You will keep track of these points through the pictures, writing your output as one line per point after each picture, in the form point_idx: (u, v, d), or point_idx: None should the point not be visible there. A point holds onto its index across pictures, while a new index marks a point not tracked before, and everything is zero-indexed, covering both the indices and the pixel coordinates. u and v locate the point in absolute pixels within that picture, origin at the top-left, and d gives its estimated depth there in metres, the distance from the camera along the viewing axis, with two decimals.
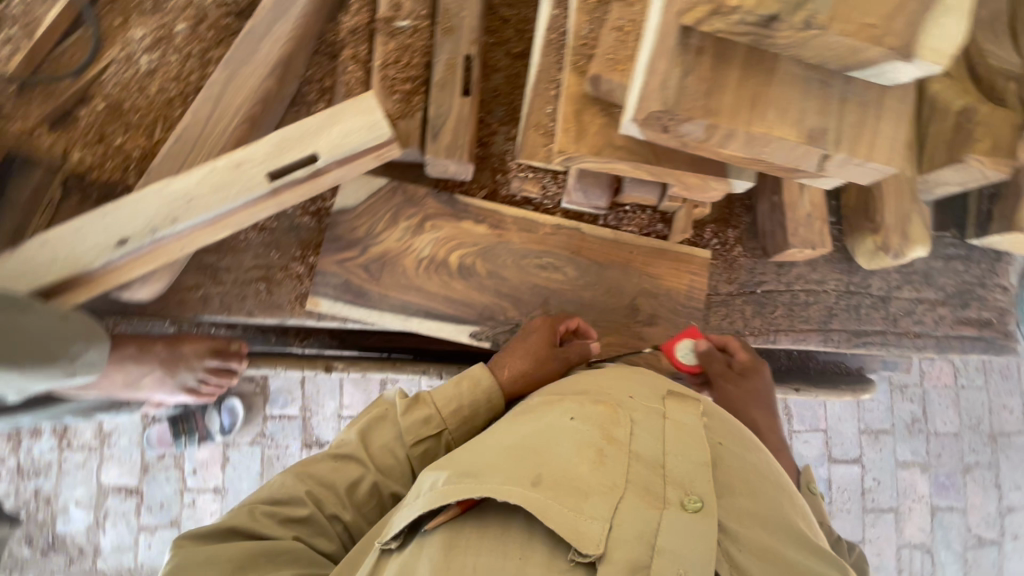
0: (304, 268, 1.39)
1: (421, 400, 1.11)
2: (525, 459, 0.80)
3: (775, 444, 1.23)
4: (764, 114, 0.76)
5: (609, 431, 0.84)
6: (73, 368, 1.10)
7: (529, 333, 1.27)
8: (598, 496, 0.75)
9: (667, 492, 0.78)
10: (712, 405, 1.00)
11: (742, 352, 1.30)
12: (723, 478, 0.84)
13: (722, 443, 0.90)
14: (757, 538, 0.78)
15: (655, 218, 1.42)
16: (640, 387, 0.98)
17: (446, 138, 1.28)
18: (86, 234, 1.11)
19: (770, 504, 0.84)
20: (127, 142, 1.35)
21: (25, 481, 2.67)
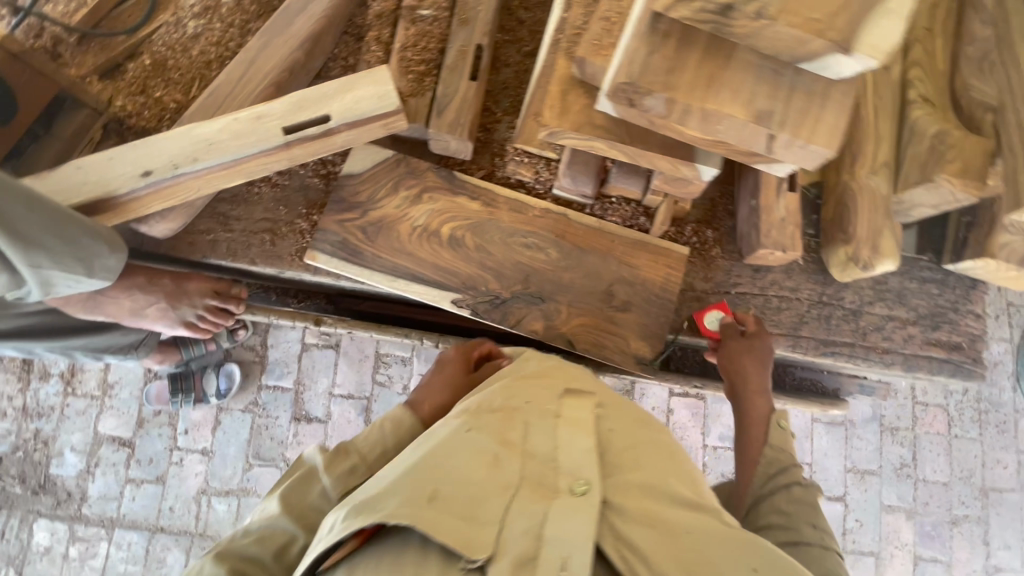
0: (308, 224, 1.50)
1: (344, 450, 1.05)
2: (418, 472, 0.79)
3: (763, 396, 1.37)
4: (718, 94, 0.85)
5: (502, 435, 0.87)
6: (91, 272, 1.19)
7: (444, 366, 1.34)
8: (491, 500, 0.77)
9: (559, 483, 0.81)
10: (608, 394, 1.05)
11: (751, 319, 1.45)
12: (614, 460, 0.88)
13: (614, 428, 0.94)
14: (641, 506, 0.81)
15: (639, 211, 1.51)
16: (537, 386, 1.00)
17: (449, 116, 1.39)
18: (115, 164, 1.23)
19: (657, 473, 0.88)
20: (166, 95, 1.48)
21: (28, 421, 2.79)
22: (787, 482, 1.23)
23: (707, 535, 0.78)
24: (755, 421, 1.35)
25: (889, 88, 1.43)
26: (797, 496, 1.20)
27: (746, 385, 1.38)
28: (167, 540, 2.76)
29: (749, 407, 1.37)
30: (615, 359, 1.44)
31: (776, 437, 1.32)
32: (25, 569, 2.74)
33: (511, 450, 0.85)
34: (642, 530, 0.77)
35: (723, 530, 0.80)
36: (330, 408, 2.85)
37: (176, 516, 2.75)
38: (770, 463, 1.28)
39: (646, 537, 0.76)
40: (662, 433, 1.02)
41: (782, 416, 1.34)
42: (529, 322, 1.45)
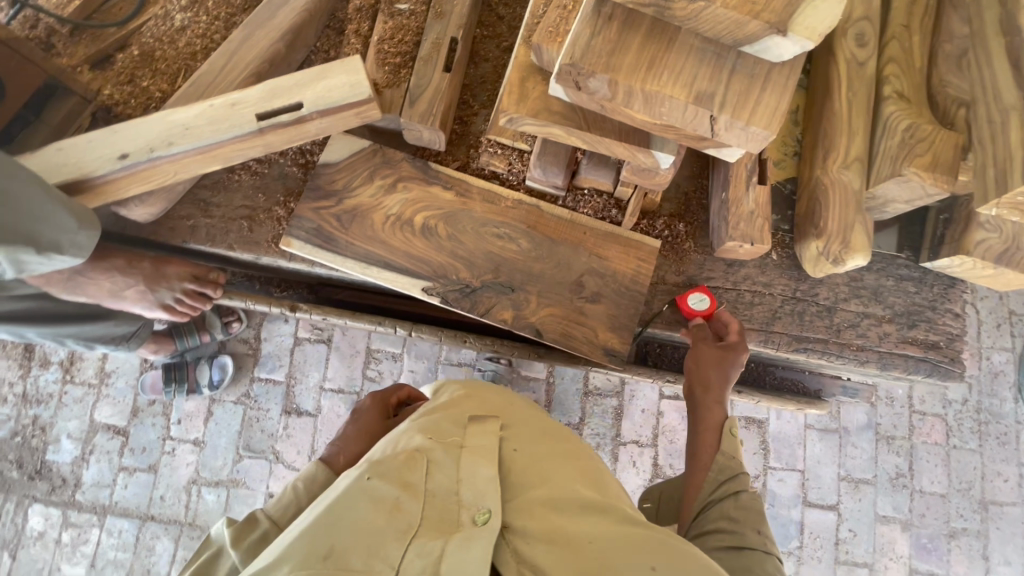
0: (285, 212, 1.53)
1: (253, 520, 1.14)
2: (319, 528, 0.86)
3: (716, 401, 1.37)
4: (659, 75, 0.86)
5: (403, 477, 0.95)
6: (61, 249, 1.21)
7: (364, 412, 1.59)
8: (392, 542, 0.85)
9: (461, 515, 0.91)
10: (512, 422, 1.19)
11: (737, 334, 1.40)
12: (516, 485, 1.02)
13: (514, 452, 1.08)
14: (539, 523, 0.93)
15: (610, 204, 1.51)
16: (442, 423, 1.10)
17: (422, 106, 1.42)
18: (94, 147, 1.27)
19: (556, 486, 1.02)
20: (152, 85, 1.54)
21: (27, 407, 2.86)
22: (733, 491, 1.23)
23: (597, 535, 0.92)
24: (710, 424, 1.35)
25: (863, 83, 1.43)
26: (745, 503, 1.20)
27: (707, 393, 1.37)
28: (156, 528, 2.79)
29: (702, 413, 1.37)
30: (584, 349, 1.43)
31: (728, 444, 1.32)
32: (18, 553, 2.78)
33: (413, 492, 0.94)
34: (543, 547, 0.89)
35: (612, 530, 0.94)
36: (320, 402, 2.87)
37: (167, 505, 2.79)
38: (721, 469, 1.27)
39: (547, 552, 0.88)
40: (564, 449, 1.17)
41: (735, 425, 1.35)
42: (498, 311, 1.45)
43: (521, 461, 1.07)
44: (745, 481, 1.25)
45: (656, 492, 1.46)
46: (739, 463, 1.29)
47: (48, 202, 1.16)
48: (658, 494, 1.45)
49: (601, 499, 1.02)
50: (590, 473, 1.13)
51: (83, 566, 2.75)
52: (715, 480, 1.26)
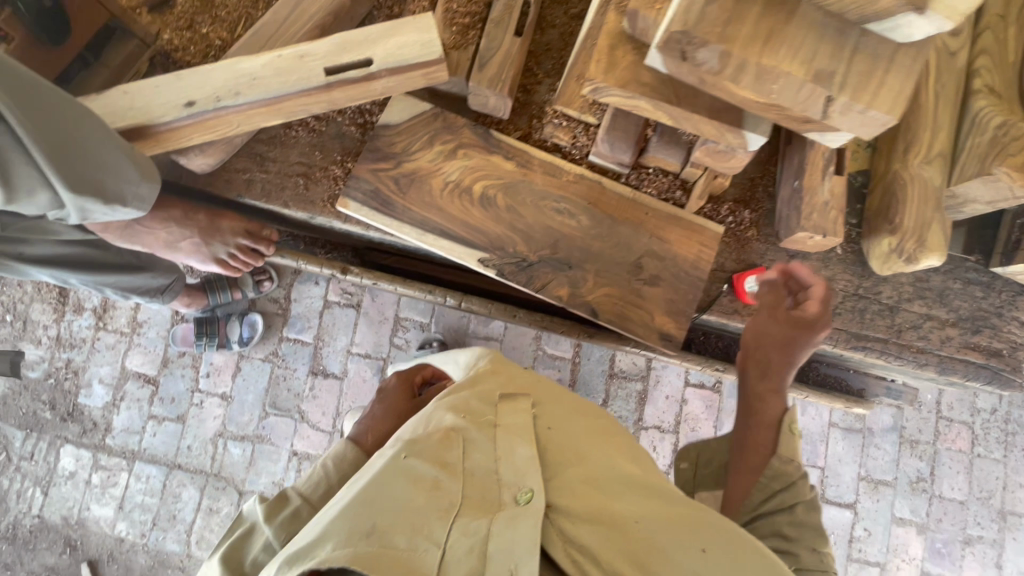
0: (341, 171, 1.51)
1: (284, 498, 1.19)
2: (359, 509, 0.84)
3: (776, 386, 1.31)
4: (777, 50, 0.81)
5: (440, 456, 0.94)
6: (125, 200, 1.16)
7: (391, 395, 1.62)
8: (435, 522, 0.84)
9: (503, 495, 0.89)
10: (541, 396, 1.17)
11: (817, 310, 1.29)
12: (555, 460, 1.00)
13: (550, 428, 1.06)
14: (582, 503, 0.91)
15: (676, 184, 1.46)
16: (473, 399, 1.08)
17: (491, 71, 1.37)
18: (161, 92, 1.24)
19: (594, 463, 1.01)
20: (212, 32, 1.51)
21: (61, 350, 2.91)
22: (786, 503, 1.16)
23: (638, 518, 0.90)
24: (761, 421, 1.28)
25: (954, 74, 1.35)
26: (800, 517, 1.15)
27: (764, 379, 1.31)
28: (183, 477, 2.85)
29: (760, 400, 1.31)
30: (639, 333, 1.42)
31: (784, 446, 1.25)
32: (50, 490, 2.87)
33: (451, 470, 0.92)
34: (590, 527, 0.87)
35: (653, 512, 0.92)
36: (346, 365, 2.89)
37: (194, 455, 2.85)
38: (775, 477, 1.19)
39: (594, 533, 0.87)
40: (595, 425, 1.15)
41: (793, 421, 1.28)
42: (554, 287, 1.43)
43: (557, 435, 1.05)
44: (802, 491, 1.17)
45: (693, 455, 1.39)
46: (796, 468, 1.20)
47: (116, 148, 1.11)
48: (696, 455, 1.39)
49: (639, 477, 1.02)
50: (626, 452, 1.11)
51: (112, 507, 2.83)
52: (767, 486, 1.19)
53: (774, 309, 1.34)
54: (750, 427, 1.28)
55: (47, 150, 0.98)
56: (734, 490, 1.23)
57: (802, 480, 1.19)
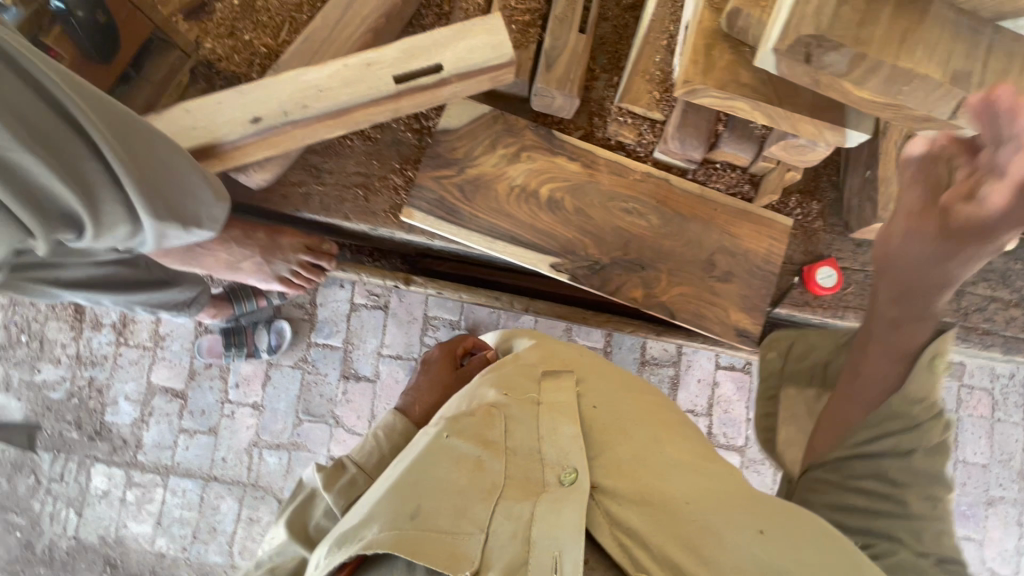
0: (402, 180, 1.47)
1: (341, 466, 1.23)
2: (403, 490, 0.84)
3: (918, 309, 1.01)
4: (913, 52, 0.79)
5: (482, 435, 0.91)
6: (199, 222, 1.08)
7: (431, 369, 1.58)
8: (477, 504, 0.82)
9: (546, 476, 0.86)
10: (587, 368, 1.07)
11: (1000, 205, 0.85)
12: (601, 438, 0.92)
13: (595, 405, 0.98)
14: (630, 483, 0.84)
15: (744, 179, 1.46)
16: (515, 372, 1.03)
17: (559, 71, 1.33)
18: (224, 108, 1.19)
19: (645, 440, 0.92)
20: (255, 38, 1.43)
21: (82, 369, 2.81)
22: (900, 447, 0.98)
23: (689, 500, 0.83)
24: (882, 353, 1.03)
25: None
26: (915, 464, 0.97)
27: (895, 304, 1.03)
28: (220, 489, 2.82)
29: (893, 326, 1.03)
30: (715, 329, 1.42)
31: (918, 384, 0.98)
32: (85, 510, 2.82)
33: (494, 449, 0.89)
34: (637, 510, 0.81)
35: (710, 491, 0.85)
36: (378, 367, 2.83)
37: (229, 467, 2.81)
38: (889, 417, 0.99)
39: (642, 516, 0.80)
40: (646, 398, 1.05)
41: (938, 353, 0.99)
42: (628, 289, 1.42)
43: (603, 412, 0.96)
44: (928, 434, 0.98)
45: (784, 344, 1.22)
46: (925, 409, 0.98)
47: (189, 168, 1.02)
48: (791, 345, 1.22)
49: (694, 456, 0.92)
50: (678, 424, 1.03)
51: (150, 523, 2.80)
52: (879, 425, 1.00)
53: (926, 210, 0.98)
54: (862, 353, 1.06)
55: (135, 179, 0.89)
56: (834, 423, 1.07)
57: (929, 420, 0.98)
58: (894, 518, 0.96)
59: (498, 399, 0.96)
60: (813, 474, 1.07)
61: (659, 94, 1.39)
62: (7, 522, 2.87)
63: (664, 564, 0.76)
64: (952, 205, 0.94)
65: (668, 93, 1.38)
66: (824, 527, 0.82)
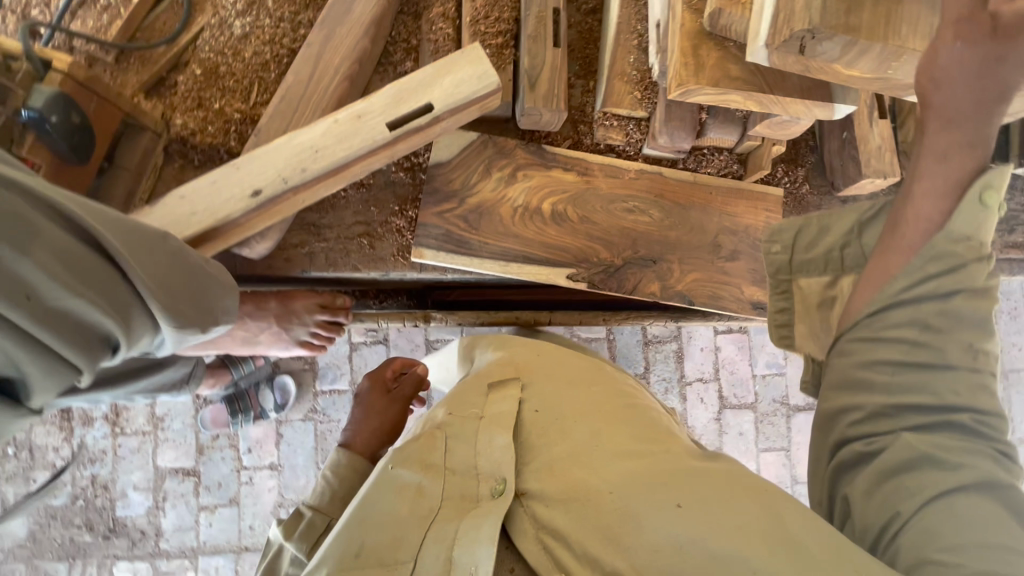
0: (404, 221, 1.46)
1: (297, 514, 1.20)
2: (351, 526, 0.78)
3: (967, 131, 0.83)
4: (899, 29, 0.88)
5: (425, 458, 0.84)
6: (220, 317, 1.03)
7: (364, 399, 1.53)
8: (412, 531, 0.76)
9: (480, 489, 0.80)
10: (536, 373, 1.03)
11: None
12: (538, 442, 0.87)
13: (538, 410, 0.92)
14: (559, 482, 0.79)
15: (732, 159, 1.52)
16: (465, 392, 0.99)
17: (543, 88, 1.35)
18: (222, 187, 1.16)
19: (582, 433, 0.87)
20: (226, 105, 1.39)
21: (82, 468, 2.66)
22: (949, 289, 0.81)
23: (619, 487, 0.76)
24: (926, 191, 0.85)
25: None
26: (957, 309, 0.81)
27: (941, 132, 0.85)
28: (253, 557, 2.74)
29: (939, 161, 0.85)
30: (733, 307, 1.48)
31: (969, 221, 0.82)
32: None
33: (435, 472, 0.83)
34: (562, 508, 0.75)
35: (649, 472, 0.78)
36: None
37: (258, 534, 2.72)
38: (938, 258, 0.82)
39: (566, 513, 0.74)
40: (599, 393, 0.99)
41: (988, 189, 0.82)
42: (645, 286, 1.46)
43: (544, 417, 0.91)
44: (977, 273, 0.82)
45: (789, 234, 1.02)
46: (970, 249, 0.82)
47: (203, 265, 0.98)
48: (797, 233, 1.01)
49: (635, 440, 0.86)
50: (633, 409, 0.96)
51: None
52: (920, 269, 0.83)
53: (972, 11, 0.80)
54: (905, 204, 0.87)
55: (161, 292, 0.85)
56: (874, 280, 0.87)
57: (975, 261, 0.82)
58: (927, 383, 0.81)
59: (441, 420, 0.90)
60: (845, 336, 0.89)
61: (640, 93, 1.42)
62: None
63: (582, 558, 0.71)
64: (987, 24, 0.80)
65: (649, 91, 1.42)
66: (790, 502, 0.73)
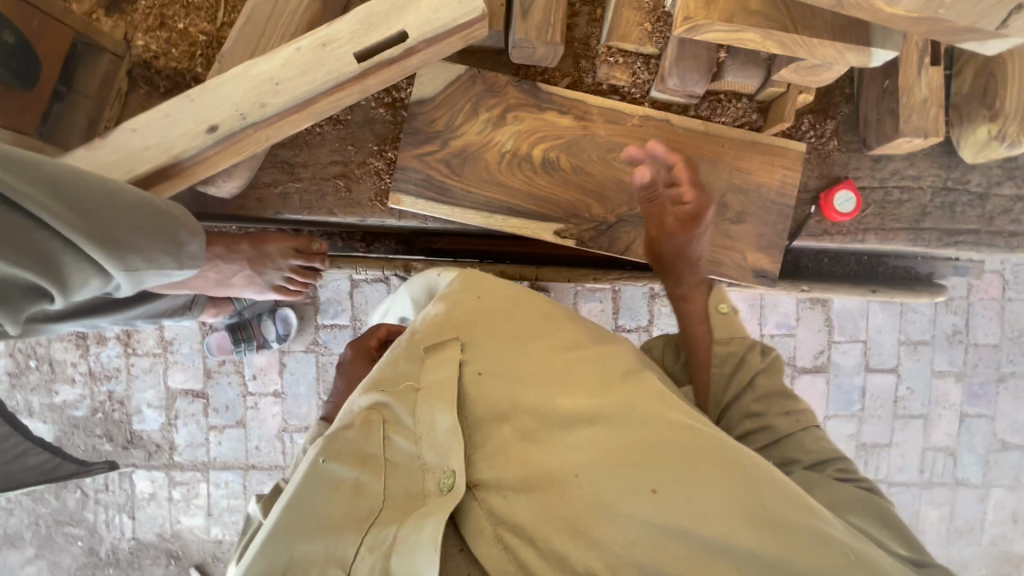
0: (383, 163, 1.36)
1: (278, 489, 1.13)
2: (277, 534, 0.71)
3: (688, 280, 1.21)
4: None
5: (363, 448, 0.77)
6: (180, 263, 0.99)
7: (348, 369, 1.31)
8: (348, 535, 0.70)
9: (426, 483, 0.73)
10: (479, 329, 0.90)
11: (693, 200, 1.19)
12: (486, 420, 0.78)
13: (482, 373, 0.83)
14: (518, 469, 0.73)
15: (751, 107, 1.35)
16: (396, 356, 0.86)
17: (537, 17, 1.18)
18: (176, 121, 1.07)
19: (537, 406, 0.79)
20: (191, 25, 1.28)
21: (98, 384, 2.73)
22: (745, 381, 1.06)
23: (578, 470, 0.71)
24: (697, 318, 1.15)
25: None
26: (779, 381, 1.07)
27: (676, 282, 1.22)
28: (261, 474, 2.80)
29: (684, 304, 1.19)
30: (733, 274, 1.37)
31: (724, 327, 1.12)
32: (137, 513, 2.82)
33: (373, 465, 0.76)
34: (524, 498, 0.70)
35: (611, 449, 0.73)
36: None
37: (264, 454, 2.77)
38: (726, 359, 1.08)
39: (527, 505, 0.69)
40: (554, 346, 0.89)
41: (719, 301, 1.16)
42: (638, 247, 1.35)
43: (489, 383, 0.82)
44: (755, 361, 1.07)
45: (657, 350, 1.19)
46: (740, 343, 1.09)
47: (148, 206, 0.92)
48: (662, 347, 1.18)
49: (594, 405, 0.78)
50: (591, 357, 0.86)
51: (201, 516, 2.81)
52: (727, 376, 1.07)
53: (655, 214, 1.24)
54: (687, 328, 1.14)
55: (88, 236, 0.80)
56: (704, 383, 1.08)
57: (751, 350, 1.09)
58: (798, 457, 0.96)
59: (377, 396, 0.80)
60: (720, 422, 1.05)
61: (651, 25, 1.26)
62: (64, 536, 2.85)
63: (552, 557, 0.66)
64: (666, 185, 1.21)
65: (661, 23, 1.25)
66: (756, 470, 0.71)
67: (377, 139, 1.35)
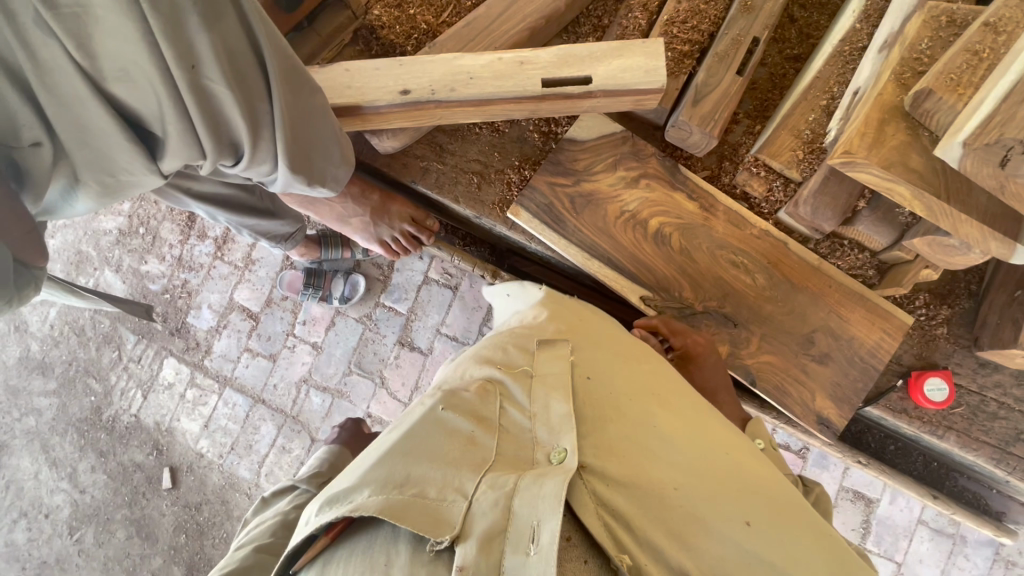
0: (517, 177, 1.49)
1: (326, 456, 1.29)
2: (393, 455, 0.75)
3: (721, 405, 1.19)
4: None
5: (478, 410, 0.80)
6: (325, 180, 1.12)
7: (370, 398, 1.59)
8: (466, 473, 0.72)
9: (536, 454, 0.74)
10: (585, 340, 0.91)
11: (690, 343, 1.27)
12: (592, 418, 0.79)
13: (589, 379, 0.84)
14: (620, 465, 0.73)
15: (870, 264, 1.37)
16: (507, 343, 0.90)
17: (705, 108, 1.29)
18: (379, 75, 1.26)
19: (639, 420, 0.80)
20: (418, 14, 1.49)
21: (180, 271, 2.93)
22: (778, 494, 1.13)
23: (676, 487, 0.73)
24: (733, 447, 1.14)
25: None
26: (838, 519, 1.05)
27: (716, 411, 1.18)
28: (265, 412, 2.77)
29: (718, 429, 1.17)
30: (795, 411, 1.34)
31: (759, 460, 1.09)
32: (149, 395, 2.92)
33: (488, 426, 0.79)
34: (625, 491, 0.71)
35: (706, 479, 0.75)
36: (433, 343, 2.59)
37: (277, 395, 2.74)
38: None
39: (630, 497, 0.71)
40: (650, 367, 0.91)
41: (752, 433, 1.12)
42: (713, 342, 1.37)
43: (598, 390, 0.82)
44: None
45: None
46: None
47: (331, 127, 1.05)
48: None
49: (692, 434, 0.80)
50: (684, 393, 0.90)
51: (198, 424, 2.83)
52: None
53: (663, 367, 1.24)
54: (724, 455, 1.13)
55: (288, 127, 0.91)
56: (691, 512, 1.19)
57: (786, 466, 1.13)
58: None
59: (494, 370, 0.84)
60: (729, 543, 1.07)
61: (804, 154, 1.32)
62: (84, 385, 3.01)
63: (647, 549, 0.67)
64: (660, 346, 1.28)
65: (814, 155, 1.30)
66: (826, 533, 0.76)
67: (521, 156, 1.49)
